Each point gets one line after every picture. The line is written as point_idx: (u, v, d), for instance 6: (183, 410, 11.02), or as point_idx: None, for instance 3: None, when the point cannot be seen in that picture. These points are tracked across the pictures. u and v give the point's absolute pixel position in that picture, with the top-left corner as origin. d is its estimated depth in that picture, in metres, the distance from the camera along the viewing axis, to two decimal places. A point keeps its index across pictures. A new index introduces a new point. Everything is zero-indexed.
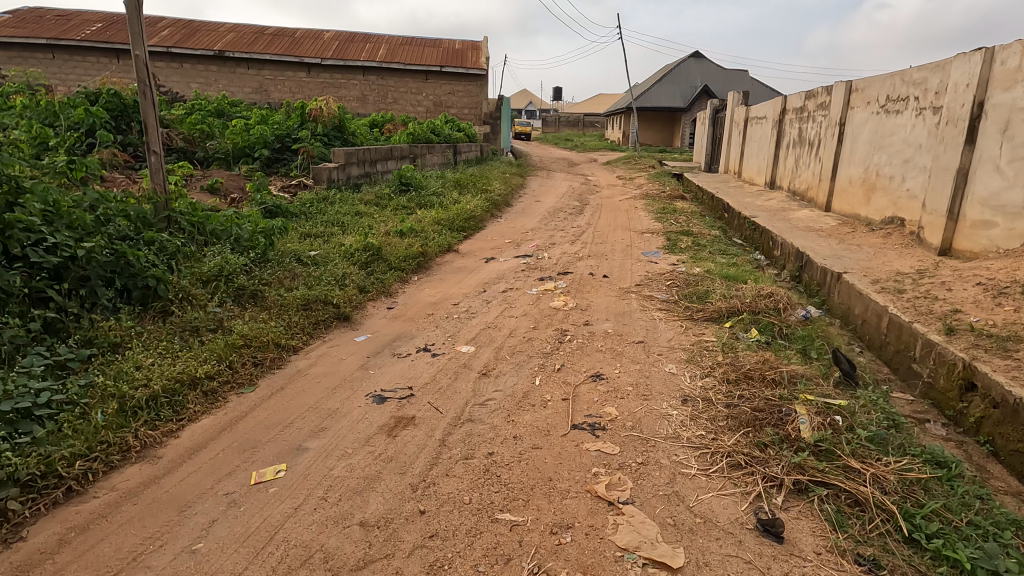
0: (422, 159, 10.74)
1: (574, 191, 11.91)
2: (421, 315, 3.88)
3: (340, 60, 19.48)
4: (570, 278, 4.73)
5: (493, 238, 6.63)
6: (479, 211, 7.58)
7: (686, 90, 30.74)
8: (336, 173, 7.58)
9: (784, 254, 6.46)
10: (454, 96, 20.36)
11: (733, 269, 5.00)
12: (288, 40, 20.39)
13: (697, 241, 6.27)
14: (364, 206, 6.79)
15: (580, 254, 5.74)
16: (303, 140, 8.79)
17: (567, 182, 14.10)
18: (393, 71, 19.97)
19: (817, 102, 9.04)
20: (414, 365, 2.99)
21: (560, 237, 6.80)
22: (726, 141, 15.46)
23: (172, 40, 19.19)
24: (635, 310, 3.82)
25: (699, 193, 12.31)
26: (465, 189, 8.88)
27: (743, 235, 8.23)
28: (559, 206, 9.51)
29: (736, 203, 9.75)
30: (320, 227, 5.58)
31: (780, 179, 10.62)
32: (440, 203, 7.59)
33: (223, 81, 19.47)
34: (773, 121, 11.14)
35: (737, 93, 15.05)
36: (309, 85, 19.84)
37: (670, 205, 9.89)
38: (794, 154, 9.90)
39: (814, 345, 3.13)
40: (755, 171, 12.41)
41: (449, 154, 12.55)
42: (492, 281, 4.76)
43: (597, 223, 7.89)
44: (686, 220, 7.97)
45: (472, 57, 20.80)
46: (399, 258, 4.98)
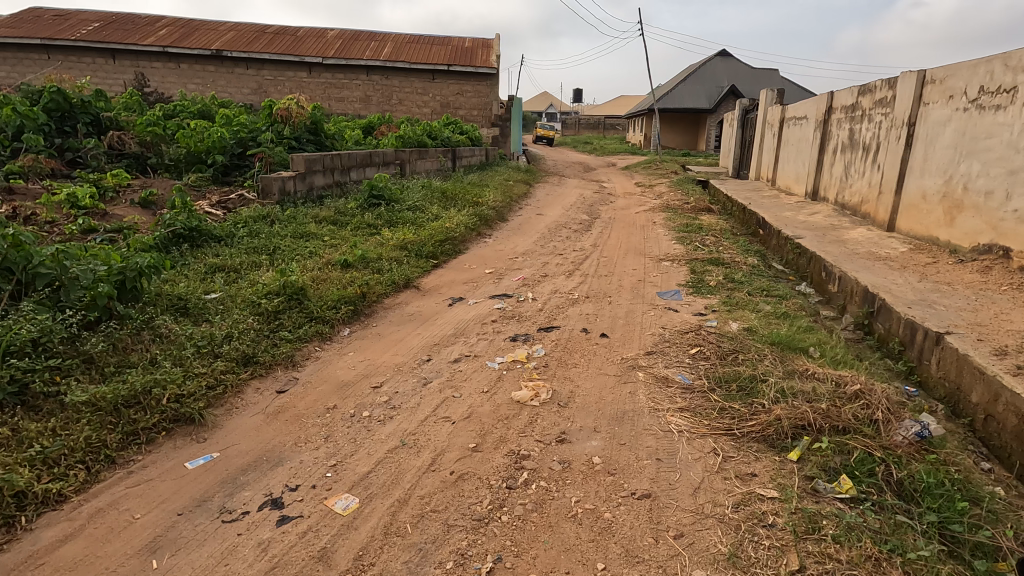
0: (411, 166, 9.49)
1: (585, 202, 10.53)
2: (319, 409, 2.59)
3: (342, 59, 18.46)
4: (553, 338, 3.39)
5: (471, 267, 5.33)
6: (461, 230, 6.27)
7: (712, 90, 29.03)
8: (291, 184, 6.36)
9: (842, 292, 5.02)
10: (462, 96, 19.16)
11: (783, 324, 3.60)
12: (289, 39, 19.46)
13: (731, 274, 4.87)
14: (315, 226, 5.54)
15: (576, 293, 4.40)
16: (267, 145, 7.61)
17: (578, 190, 12.73)
18: (399, 70, 18.87)
19: (876, 98, 7.51)
20: (237, 548, 1.70)
21: (556, 265, 5.48)
22: (758, 144, 13.89)
23: (169, 39, 18.39)
24: (641, 412, 2.47)
25: (727, 204, 10.83)
26: (452, 201, 7.60)
27: (784, 259, 6.77)
28: (563, 220, 8.17)
29: (773, 217, 8.27)
30: (240, 258, 4.34)
31: (827, 191, 9.06)
32: (415, 220, 6.31)
33: (222, 82, 18.63)
34: (817, 121, 9.59)
35: (771, 91, 13.47)
36: (310, 86, 18.87)
37: (695, 219, 8.44)
38: (845, 161, 8.37)
39: (958, 519, 1.75)
40: (794, 179, 10.86)
41: (446, 161, 11.28)
42: (446, 338, 3.45)
43: (605, 245, 6.52)
44: (716, 242, 6.54)
45: (482, 56, 19.58)
46: (326, 304, 3.71)
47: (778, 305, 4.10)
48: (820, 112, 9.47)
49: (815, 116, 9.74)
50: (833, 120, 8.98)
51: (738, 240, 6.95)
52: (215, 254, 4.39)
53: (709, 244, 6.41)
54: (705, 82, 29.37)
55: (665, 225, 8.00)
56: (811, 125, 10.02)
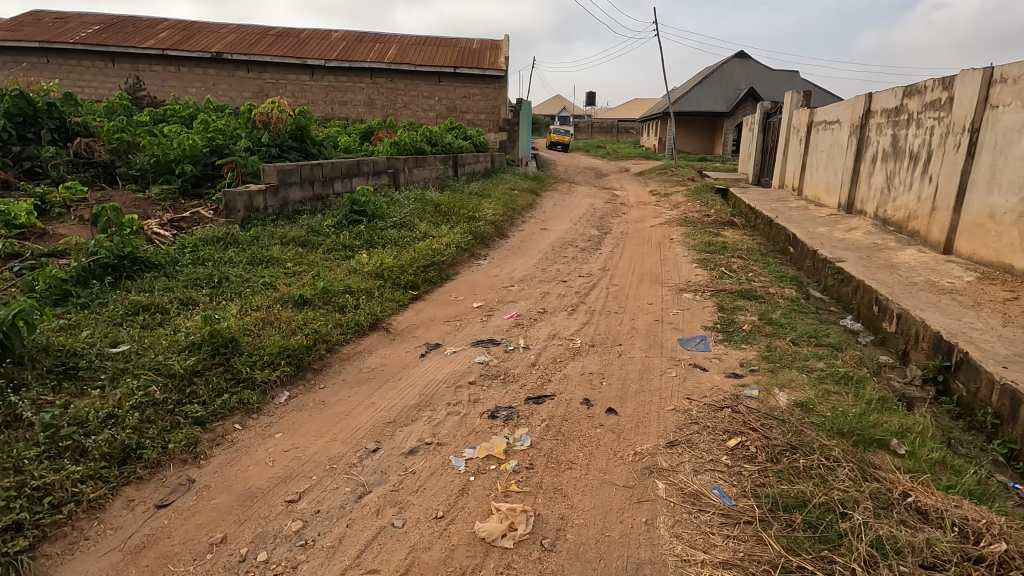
0: (405, 175, 8.76)
1: (595, 213, 9.71)
2: (201, 546, 1.82)
3: (344, 62, 17.85)
4: (544, 415, 2.59)
5: (458, 299, 4.56)
6: (450, 252, 5.51)
7: (730, 93, 28.03)
8: (260, 198, 5.63)
9: (902, 334, 4.15)
10: (469, 100, 18.45)
11: (845, 394, 2.77)
12: (292, 41, 18.92)
13: (768, 312, 4.03)
14: (279, 249, 4.80)
15: (579, 339, 3.59)
16: (243, 154, 6.91)
17: (588, 200, 11.92)
18: (404, 73, 18.23)
19: (927, 100, 6.62)
20: None
21: (557, 296, 4.68)
22: (782, 150, 12.98)
23: (169, 42, 17.94)
24: (662, 569, 1.68)
25: (751, 216, 9.96)
26: (446, 215, 6.84)
27: (822, 285, 5.90)
28: (569, 236, 7.38)
29: (805, 233, 7.39)
30: (174, 295, 3.62)
31: (864, 203, 8.14)
32: (399, 240, 5.56)
33: (222, 86, 18.14)
34: (852, 127, 8.69)
35: (797, 93, 12.56)
36: (313, 89, 18.31)
37: (717, 236, 7.58)
38: (886, 170, 7.48)
39: None
40: (824, 189, 9.95)
41: (446, 169, 10.53)
42: (405, 413, 2.66)
43: (616, 268, 5.70)
44: (744, 265, 5.69)
45: (490, 58, 18.87)
46: (261, 362, 2.95)
47: (831, 359, 3.27)
48: (856, 116, 8.58)
49: (850, 120, 8.86)
50: (872, 125, 8.09)
51: (770, 262, 6.09)
52: (144, 289, 3.66)
53: (735, 267, 5.57)
54: (722, 84, 28.41)
55: (685, 242, 7.17)
56: (844, 129, 9.12)
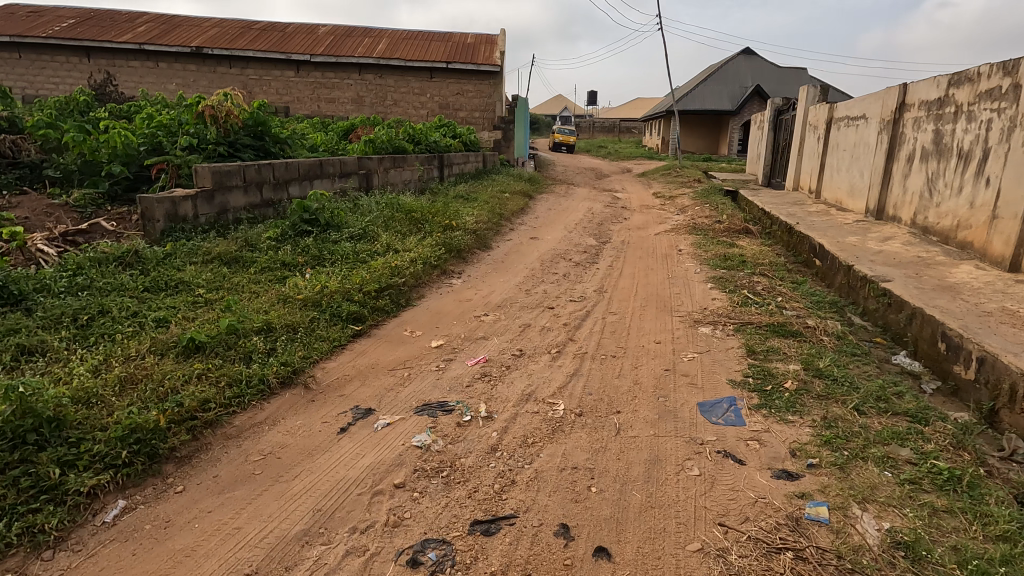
0: (379, 176, 7.83)
1: (594, 219, 8.76)
2: None
3: (331, 57, 16.96)
4: (499, 563, 1.65)
5: (415, 334, 3.61)
6: (413, 269, 4.56)
7: (736, 91, 27.05)
8: (187, 205, 4.70)
9: (987, 385, 3.18)
10: (463, 96, 17.51)
11: (963, 515, 1.81)
12: (277, 35, 18.02)
13: (813, 359, 3.07)
14: (195, 271, 3.87)
15: (563, 403, 2.64)
16: (182, 152, 5.96)
17: (587, 204, 10.97)
18: (394, 68, 17.32)
19: (980, 90, 5.67)
20: None
21: (540, 330, 3.73)
22: (795, 149, 12.00)
23: (147, 36, 17.06)
24: None
25: (766, 222, 9.00)
26: (418, 223, 5.89)
27: (862, 310, 4.95)
28: (562, 247, 6.44)
29: (835, 244, 6.42)
30: (16, 340, 2.69)
31: (899, 208, 7.18)
32: (353, 255, 4.62)
33: (203, 82, 17.27)
34: (884, 122, 7.70)
35: (813, 87, 11.57)
36: (298, 86, 17.42)
37: (732, 247, 6.62)
38: (926, 171, 6.52)
39: None
40: (847, 192, 8.97)
41: (430, 171, 9.56)
42: (281, 552, 1.72)
43: (615, 290, 4.75)
44: (771, 285, 4.73)
45: (485, 52, 17.93)
46: (88, 453, 2.01)
47: (919, 439, 2.30)
48: (888, 109, 7.61)
49: (880, 114, 7.89)
50: (907, 120, 7.14)
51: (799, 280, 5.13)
52: None
53: (759, 288, 4.61)
54: (727, 82, 27.45)
55: (696, 254, 6.21)
56: (873, 125, 8.15)
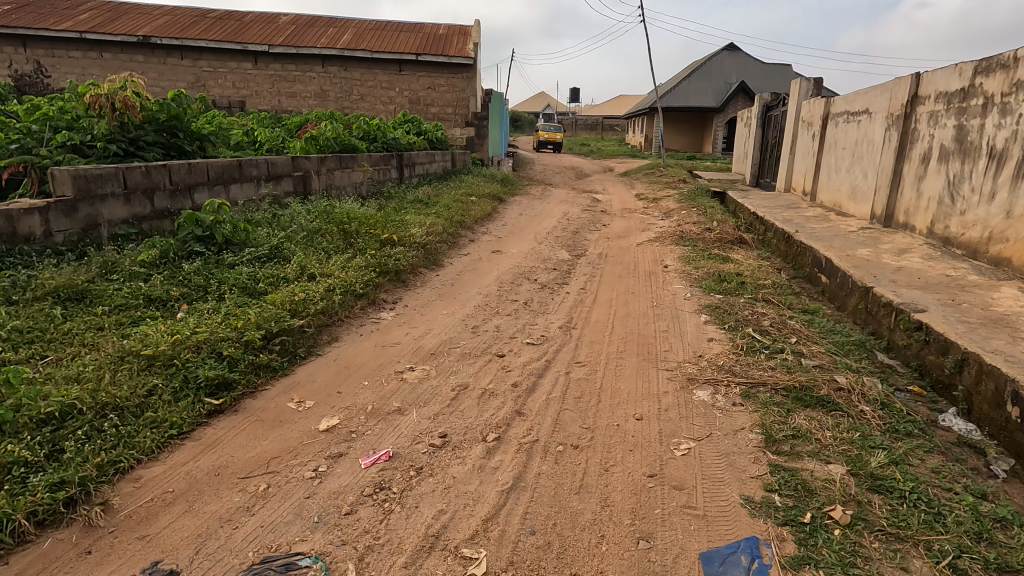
0: (317, 179, 6.77)
1: (570, 226, 7.80)
2: None
3: (291, 48, 15.79)
4: None
5: (303, 406, 2.60)
6: (324, 302, 3.54)
7: (720, 87, 26.30)
8: (32, 221, 3.63)
9: None
10: (434, 91, 16.43)
11: None
12: (234, 24, 16.79)
13: (861, 455, 2.13)
14: (6, 315, 2.82)
15: (488, 560, 1.65)
16: (58, 155, 4.89)
17: (563, 207, 10.02)
18: (359, 60, 16.19)
19: (1017, 78, 4.81)
20: None
21: (479, 396, 2.73)
22: (787, 147, 11.15)
23: (90, 24, 15.75)
24: None
25: (760, 228, 8.13)
26: (350, 237, 4.86)
27: (891, 347, 4.05)
28: (528, 263, 5.47)
29: (844, 258, 5.53)
30: None
31: (912, 215, 6.33)
32: (249, 286, 3.58)
33: (153, 74, 16.04)
34: (893, 118, 6.83)
35: (807, 81, 10.70)
36: (256, 79, 16.24)
37: (726, 261, 5.70)
38: (946, 173, 5.67)
39: None
40: (848, 195, 8.12)
41: (385, 173, 8.51)
42: None
43: (585, 326, 3.77)
44: (780, 317, 3.79)
45: (457, 44, 16.85)
46: None
47: None
48: (898, 102, 6.74)
49: (888, 108, 7.04)
50: (921, 114, 6.29)
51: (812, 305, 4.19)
52: None
53: (765, 322, 3.66)
54: (711, 78, 26.69)
55: (685, 271, 5.27)
56: (879, 120, 7.30)
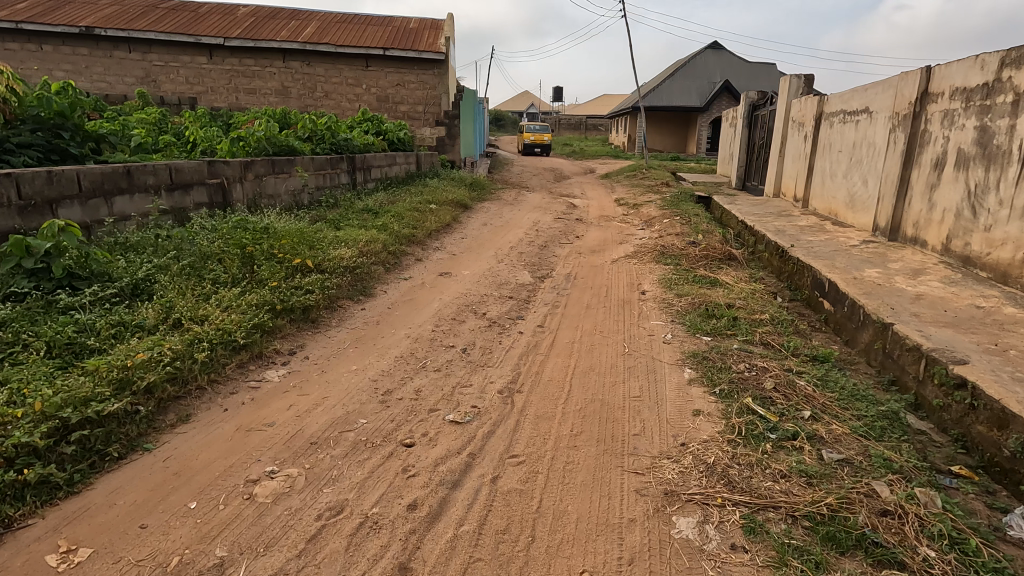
0: (240, 188, 5.83)
1: (538, 238, 6.91)
2: None
3: (248, 41, 14.73)
4: None
5: (67, 562, 1.67)
6: (177, 365, 2.61)
7: (704, 86, 25.63)
8: None
9: None
10: (404, 88, 15.45)
11: None
12: (188, 15, 15.68)
13: None
14: None
15: None
16: None
17: (535, 214, 9.15)
18: (323, 55, 15.15)
19: None
20: None
21: (354, 531, 1.82)
22: (777, 149, 10.38)
23: (28, 13, 14.58)
24: None
25: (751, 240, 7.33)
26: (253, 262, 3.91)
27: (921, 406, 3.22)
28: (480, 290, 4.58)
29: (851, 281, 4.71)
30: None
31: (924, 228, 5.55)
32: (73, 342, 2.63)
33: (98, 68, 14.87)
34: (900, 117, 6.04)
35: (797, 78, 9.93)
36: (211, 74, 15.17)
37: (715, 285, 4.86)
38: (965, 182, 4.89)
39: None
40: (846, 204, 7.35)
41: (332, 179, 7.56)
42: None
43: (534, 388, 2.88)
44: (786, 373, 2.93)
45: (428, 39, 15.87)
46: None
47: None
48: (906, 100, 5.96)
49: (893, 107, 6.26)
50: (934, 114, 5.50)
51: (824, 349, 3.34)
52: None
53: (768, 382, 2.80)
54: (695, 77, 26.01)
55: (667, 298, 4.41)
56: (882, 120, 6.53)
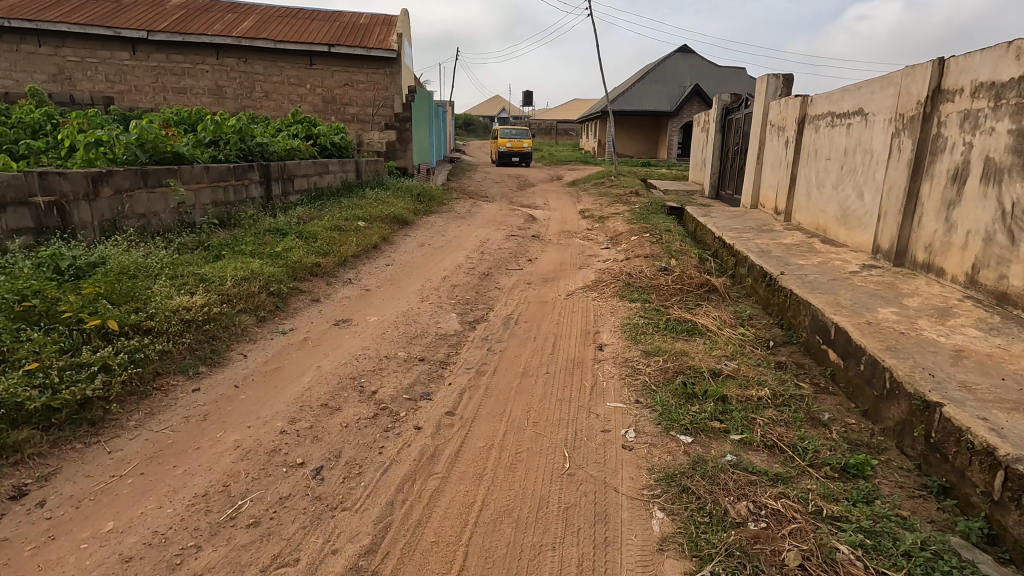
0: (88, 206, 4.53)
1: (481, 263, 5.77)
2: None
3: (175, 34, 13.25)
4: None
5: None
6: None
7: (674, 91, 24.95)
8: None
9: None
10: (352, 88, 14.14)
11: None
12: (109, 5, 14.11)
13: None
14: None
15: None
16: None
17: (487, 230, 8.01)
18: (261, 52, 13.75)
19: None
20: None
21: None
22: (754, 156, 9.45)
23: None
24: None
25: (732, 262, 6.33)
26: (21, 325, 2.65)
27: (1002, 543, 2.17)
28: (383, 349, 3.40)
29: (865, 326, 3.67)
30: None
31: (940, 254, 4.58)
32: None
33: (4, 64, 13.23)
34: (906, 120, 5.08)
35: (776, 77, 9.02)
36: (135, 71, 13.63)
37: (694, 333, 3.76)
38: (998, 199, 3.93)
39: None
40: (838, 220, 6.41)
41: (234, 191, 6.29)
42: None
43: (405, 568, 1.71)
44: (817, 524, 1.82)
45: (379, 35, 14.58)
46: None
47: None
48: (912, 99, 5.00)
49: (895, 107, 5.31)
50: (951, 116, 4.54)
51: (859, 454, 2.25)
52: None
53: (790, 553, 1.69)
54: (665, 82, 25.32)
55: (630, 359, 3.29)
56: (881, 124, 5.58)
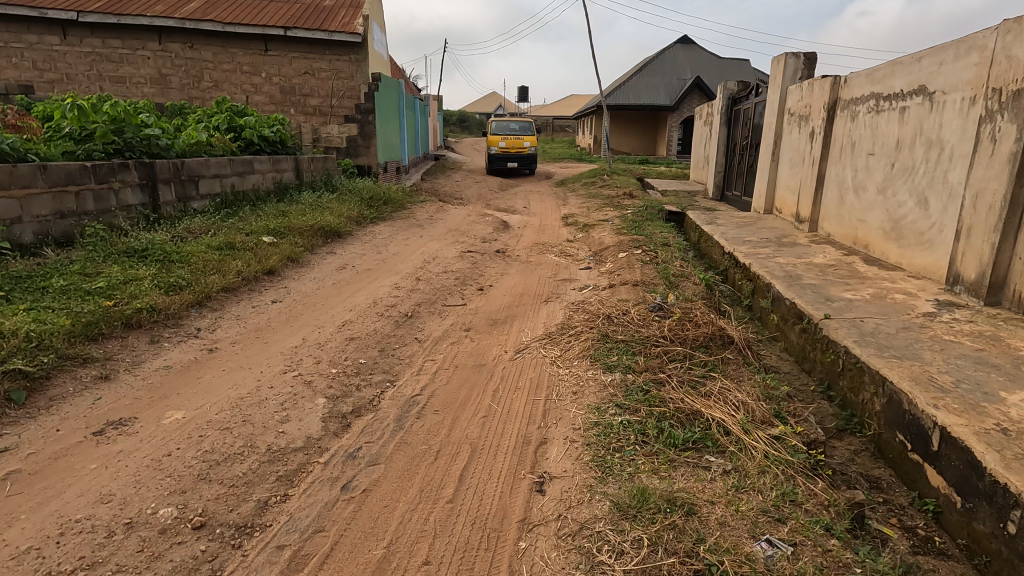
0: None
1: (410, 296, 4.24)
2: None
3: (109, 16, 11.65)
4: None
5: None
6: None
7: (673, 84, 23.40)
8: None
9: None
10: (312, 77, 12.54)
11: None
12: None
13: None
14: None
15: None
16: None
17: (442, 243, 6.48)
18: (209, 36, 12.17)
19: None
20: None
21: None
22: (769, 151, 7.90)
23: None
24: None
25: (750, 289, 4.80)
26: None
27: None
28: (141, 498, 1.87)
29: (1001, 439, 2.11)
30: None
31: None
32: None
33: None
34: (1003, 100, 3.54)
35: (794, 57, 7.48)
36: (65, 57, 12.05)
37: (705, 449, 2.22)
38: None
39: None
40: (887, 236, 4.89)
41: (92, 198, 4.76)
42: None
43: None
44: None
45: (343, 17, 12.98)
46: None
47: None
48: (1016, 68, 3.47)
49: (983, 81, 3.77)
50: None
51: None
52: None
53: None
54: (663, 74, 23.76)
55: (587, 529, 1.76)
56: (960, 106, 4.03)
